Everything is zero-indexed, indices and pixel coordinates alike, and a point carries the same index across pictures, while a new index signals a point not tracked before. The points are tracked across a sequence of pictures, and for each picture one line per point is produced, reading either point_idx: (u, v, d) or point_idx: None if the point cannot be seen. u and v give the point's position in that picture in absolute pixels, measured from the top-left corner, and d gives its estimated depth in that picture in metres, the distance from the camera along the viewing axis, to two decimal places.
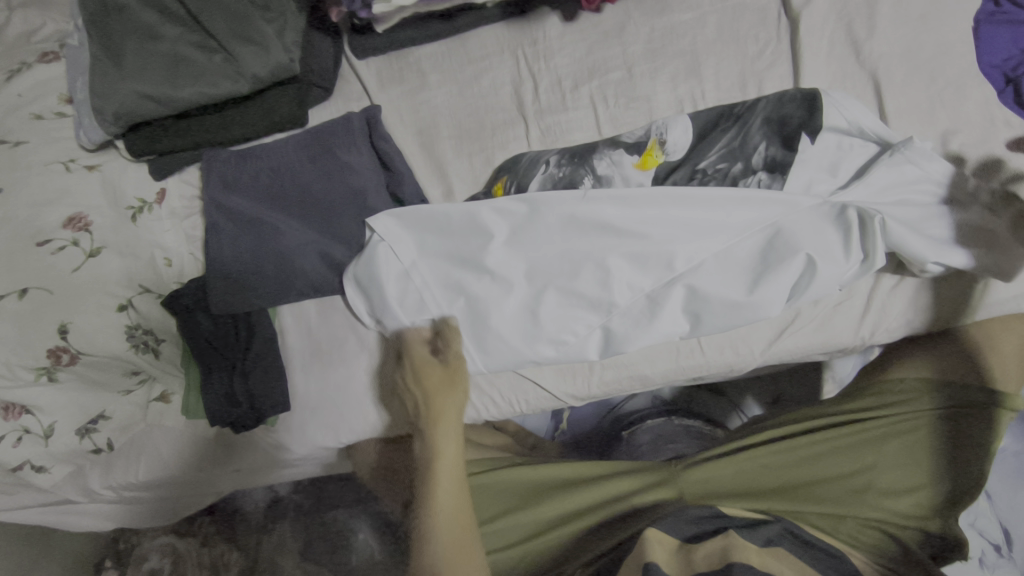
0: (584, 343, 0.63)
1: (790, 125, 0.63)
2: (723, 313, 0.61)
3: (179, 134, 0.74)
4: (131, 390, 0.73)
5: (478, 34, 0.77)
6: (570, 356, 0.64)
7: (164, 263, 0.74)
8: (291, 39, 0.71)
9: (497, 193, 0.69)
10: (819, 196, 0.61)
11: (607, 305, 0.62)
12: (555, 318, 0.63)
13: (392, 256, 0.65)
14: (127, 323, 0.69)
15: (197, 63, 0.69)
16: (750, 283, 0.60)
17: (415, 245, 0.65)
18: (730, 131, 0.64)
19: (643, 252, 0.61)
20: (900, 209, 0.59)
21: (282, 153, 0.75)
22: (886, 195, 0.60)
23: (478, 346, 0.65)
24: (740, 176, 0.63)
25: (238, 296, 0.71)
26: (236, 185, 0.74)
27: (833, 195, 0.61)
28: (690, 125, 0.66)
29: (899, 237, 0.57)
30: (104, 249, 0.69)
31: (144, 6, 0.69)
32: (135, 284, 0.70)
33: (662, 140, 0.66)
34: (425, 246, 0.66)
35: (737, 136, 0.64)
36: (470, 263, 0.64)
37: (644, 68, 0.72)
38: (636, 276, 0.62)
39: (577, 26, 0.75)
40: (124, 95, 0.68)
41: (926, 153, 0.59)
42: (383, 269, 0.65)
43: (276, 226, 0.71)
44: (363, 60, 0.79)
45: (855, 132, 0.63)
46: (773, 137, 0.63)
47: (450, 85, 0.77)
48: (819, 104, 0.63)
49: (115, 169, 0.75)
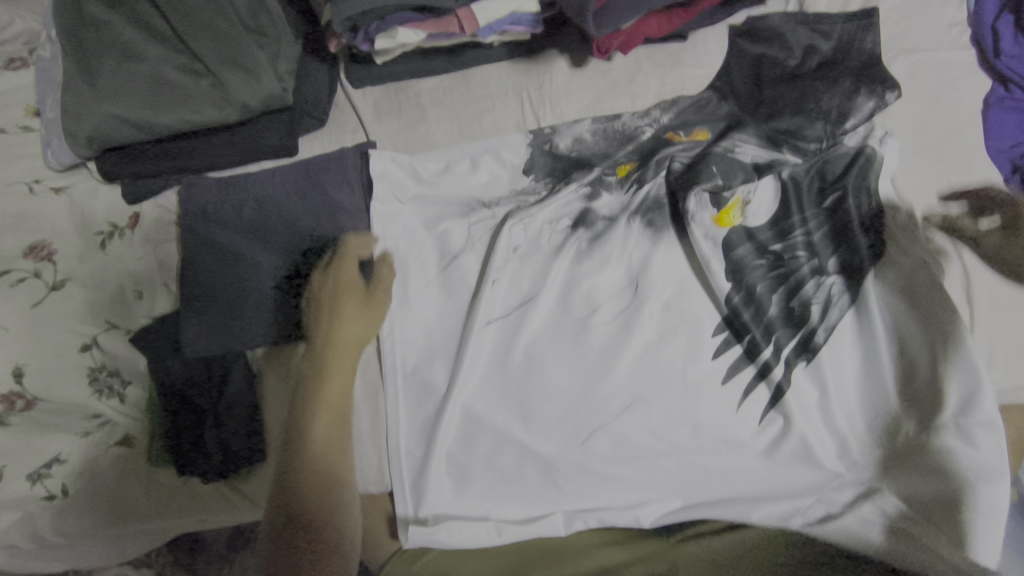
0: (525, 458, 0.63)
1: (801, 306, 0.62)
2: (565, 430, 0.63)
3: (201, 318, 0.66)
4: (90, 432, 0.67)
5: (484, 71, 0.75)
6: (523, 457, 0.63)
7: (135, 295, 0.69)
8: (285, 68, 0.68)
9: (516, 262, 0.67)
10: (505, 390, 0.65)
11: (533, 406, 0.64)
12: (490, 457, 0.64)
13: (509, 424, 0.64)
14: (91, 364, 0.65)
15: (183, 88, 0.64)
16: (595, 393, 0.63)
17: (514, 442, 0.63)
18: (779, 287, 0.63)
19: (576, 430, 0.63)
20: (635, 401, 0.62)
21: (269, 185, 0.70)
22: (657, 313, 0.64)
23: (498, 435, 0.64)
24: (806, 278, 0.63)
25: (213, 339, 0.66)
26: (216, 215, 0.68)
27: (517, 445, 0.63)
28: (776, 189, 0.65)
29: (595, 417, 0.63)
30: (68, 282, 0.66)
31: (128, 24, 0.63)
32: (100, 320, 0.66)
33: (746, 200, 0.65)
34: (505, 384, 0.65)
35: (782, 278, 0.63)
36: (570, 405, 0.63)
37: (665, 238, 0.65)
38: (543, 386, 0.64)
39: (586, 71, 0.74)
40: (99, 118, 0.62)
41: (837, 296, 0.62)
42: (487, 404, 0.65)
43: (256, 262, 0.67)
44: (358, 88, 0.76)
45: (751, 188, 0.65)
46: (781, 293, 0.63)
47: (450, 121, 0.74)
48: (792, 315, 0.62)
49: (85, 191, 0.71)
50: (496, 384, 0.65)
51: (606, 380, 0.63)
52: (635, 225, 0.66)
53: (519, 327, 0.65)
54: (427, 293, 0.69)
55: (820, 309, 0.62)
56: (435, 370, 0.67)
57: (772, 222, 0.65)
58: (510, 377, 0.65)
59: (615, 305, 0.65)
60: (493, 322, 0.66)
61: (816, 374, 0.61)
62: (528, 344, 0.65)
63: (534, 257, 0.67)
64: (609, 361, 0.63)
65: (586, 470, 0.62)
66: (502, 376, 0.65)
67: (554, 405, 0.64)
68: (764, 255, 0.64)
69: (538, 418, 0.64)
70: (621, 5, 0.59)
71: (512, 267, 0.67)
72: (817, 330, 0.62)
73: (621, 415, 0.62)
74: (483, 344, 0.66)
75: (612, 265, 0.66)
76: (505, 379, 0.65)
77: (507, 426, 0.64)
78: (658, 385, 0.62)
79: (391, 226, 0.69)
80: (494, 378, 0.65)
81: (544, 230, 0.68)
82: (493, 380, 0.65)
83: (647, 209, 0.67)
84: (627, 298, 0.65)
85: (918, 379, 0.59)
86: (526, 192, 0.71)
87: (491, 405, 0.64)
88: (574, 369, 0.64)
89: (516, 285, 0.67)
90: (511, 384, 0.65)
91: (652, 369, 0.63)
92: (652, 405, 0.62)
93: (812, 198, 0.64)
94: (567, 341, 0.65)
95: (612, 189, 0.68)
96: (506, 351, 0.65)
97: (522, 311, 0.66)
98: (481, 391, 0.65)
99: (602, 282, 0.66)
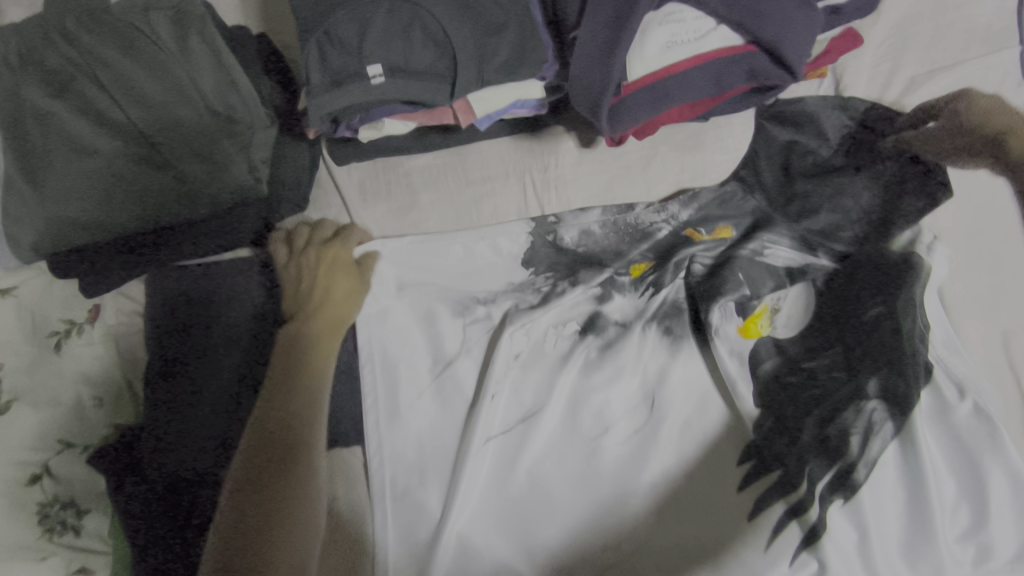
0: None
1: (845, 434, 0.55)
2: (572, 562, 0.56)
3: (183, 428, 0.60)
4: (47, 557, 0.59)
5: (482, 148, 0.67)
6: None
7: (93, 403, 0.63)
8: (259, 155, 0.60)
9: (519, 365, 0.62)
10: (506, 511, 0.58)
11: (537, 532, 0.57)
12: None
13: (510, 553, 0.57)
14: (42, 497, 0.60)
15: (141, 185, 0.57)
16: (605, 516, 0.57)
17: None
18: (814, 410, 0.56)
19: (585, 561, 0.56)
20: (649, 527, 0.57)
21: (238, 279, 0.64)
22: (669, 429, 0.59)
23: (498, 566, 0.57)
24: (845, 403, 0.55)
25: (172, 456, 0.59)
26: (180, 312, 0.63)
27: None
28: (809, 300, 0.60)
29: (606, 549, 0.56)
30: (17, 400, 0.61)
31: (76, 114, 0.55)
32: (51, 442, 0.61)
33: (775, 309, 0.60)
34: (506, 505, 0.59)
35: (816, 399, 0.57)
36: (579, 531, 0.57)
37: (682, 348, 0.61)
38: (549, 508, 0.58)
39: (596, 152, 0.67)
40: (45, 222, 0.55)
41: (883, 422, 0.54)
42: (486, 529, 0.58)
43: (225, 367, 0.62)
44: (343, 166, 0.68)
45: (780, 295, 0.61)
46: (817, 419, 0.56)
47: (444, 207, 0.68)
48: (830, 443, 0.55)
49: (35, 288, 0.64)
50: (496, 504, 0.59)
51: (617, 503, 0.57)
52: (651, 333, 0.62)
53: (523, 447, 0.59)
54: (420, 407, 0.62)
55: (860, 441, 0.54)
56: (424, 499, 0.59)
57: (801, 336, 0.60)
58: (511, 497, 0.59)
59: (624, 416, 0.60)
60: (493, 439, 0.60)
61: (855, 515, 0.53)
62: (532, 459, 0.59)
63: (537, 365, 0.62)
64: (619, 480, 0.58)
65: None
66: (502, 495, 0.59)
67: (561, 530, 0.57)
68: (795, 373, 0.58)
69: (542, 546, 0.57)
70: (639, 103, 0.52)
71: (512, 376, 0.61)
72: (857, 465, 0.54)
73: (635, 543, 0.56)
74: (482, 460, 0.59)
75: (626, 376, 0.61)
76: (506, 499, 0.59)
77: (509, 557, 0.57)
78: (672, 506, 0.57)
79: (384, 328, 0.63)
80: (494, 499, 0.59)
81: (552, 334, 0.62)
82: (492, 500, 0.59)
83: (664, 315, 0.62)
84: (642, 416, 0.60)
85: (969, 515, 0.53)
86: (524, 287, 0.64)
87: (490, 529, 0.58)
88: (582, 487, 0.58)
89: (519, 398, 0.61)
90: (512, 505, 0.59)
91: (663, 487, 0.58)
92: (666, 533, 0.56)
93: (846, 310, 0.59)
94: (574, 453, 0.59)
95: (625, 292, 0.63)
96: (507, 467, 0.59)
97: (525, 418, 0.60)
98: (480, 514, 0.58)
99: (616, 397, 0.60)
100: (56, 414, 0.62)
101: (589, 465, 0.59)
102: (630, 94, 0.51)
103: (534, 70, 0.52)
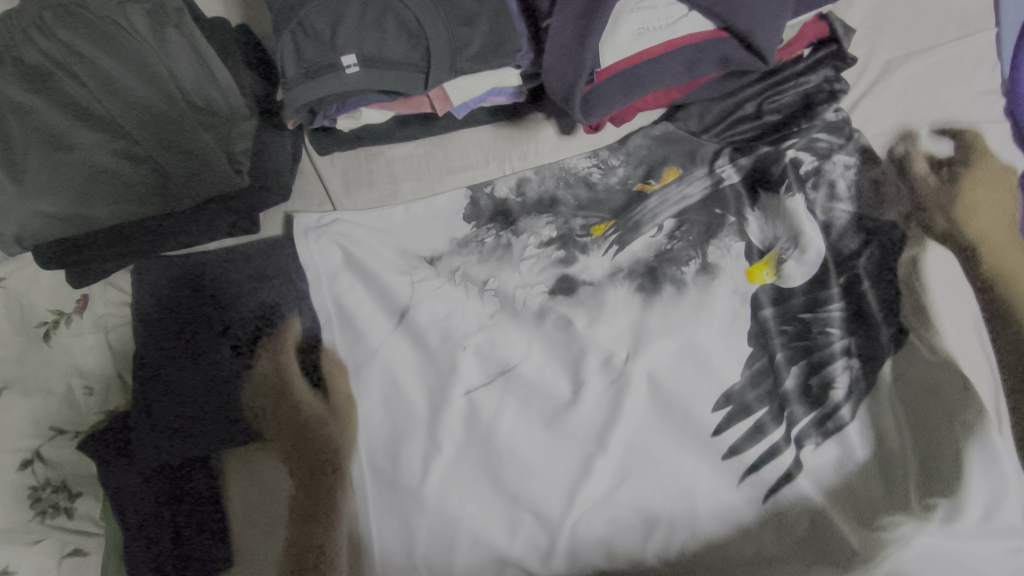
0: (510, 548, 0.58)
1: (816, 388, 0.57)
2: (550, 516, 0.58)
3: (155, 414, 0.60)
4: (41, 541, 0.61)
5: (462, 136, 0.69)
6: (505, 547, 0.58)
7: (84, 391, 0.64)
8: (239, 147, 0.61)
9: (496, 325, 0.63)
10: (485, 467, 0.59)
11: (516, 489, 0.58)
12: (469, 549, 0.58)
13: (489, 507, 0.59)
14: (33, 480, 0.62)
15: (122, 178, 0.58)
16: (583, 471, 0.58)
17: (496, 528, 0.58)
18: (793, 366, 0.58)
19: (564, 516, 0.57)
20: (627, 484, 0.57)
21: (222, 268, 0.65)
22: (644, 389, 0.59)
23: (478, 521, 0.58)
24: (818, 360, 0.58)
25: (162, 442, 0.60)
26: (169, 303, 0.63)
27: (501, 534, 0.58)
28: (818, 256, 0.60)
29: (586, 502, 0.57)
30: (7, 386, 0.63)
31: (55, 108, 0.56)
32: (43, 428, 0.63)
33: (781, 261, 0.60)
34: (486, 461, 0.60)
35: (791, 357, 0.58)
36: (558, 485, 0.58)
37: (660, 302, 0.61)
38: (527, 463, 0.59)
39: (576, 137, 0.69)
40: (26, 216, 0.56)
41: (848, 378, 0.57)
42: (466, 484, 0.59)
43: (215, 353, 0.62)
44: (326, 154, 0.68)
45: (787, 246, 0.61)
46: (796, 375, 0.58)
47: (426, 195, 0.68)
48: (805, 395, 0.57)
49: (24, 279, 0.65)
50: (476, 461, 0.60)
51: (596, 461, 0.58)
52: (623, 288, 0.62)
53: (500, 401, 0.61)
54: (403, 363, 0.63)
55: (839, 393, 0.56)
56: (406, 452, 0.61)
57: (776, 300, 0.60)
58: (490, 454, 0.60)
59: (599, 378, 0.60)
60: (473, 392, 0.61)
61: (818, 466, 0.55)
62: (509, 416, 0.60)
63: (515, 320, 0.63)
64: (597, 436, 0.58)
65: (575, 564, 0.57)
66: (483, 451, 0.60)
67: (538, 485, 0.58)
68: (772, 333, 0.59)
69: (521, 503, 0.58)
70: (612, 91, 0.52)
71: (490, 332, 0.63)
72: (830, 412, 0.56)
73: (612, 500, 0.57)
74: (460, 417, 0.61)
75: (596, 344, 0.61)
76: (485, 455, 0.60)
77: (490, 511, 0.58)
78: (651, 464, 0.57)
79: (371, 293, 0.65)
80: (473, 456, 0.60)
81: (521, 293, 0.63)
82: (472, 457, 0.60)
83: (637, 272, 0.62)
84: (615, 371, 0.60)
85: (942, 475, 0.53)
86: (470, 242, 0.66)
87: (472, 484, 0.59)
88: (560, 443, 0.59)
89: (494, 351, 0.62)
90: (490, 462, 0.59)
91: (640, 443, 0.58)
92: (647, 493, 0.57)
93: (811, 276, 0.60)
94: (551, 410, 0.60)
95: (587, 251, 0.64)
96: (486, 424, 0.60)
97: (505, 375, 0.61)
98: (462, 471, 0.60)
99: (588, 354, 0.61)
100: (48, 402, 0.63)
101: (566, 421, 0.59)
102: (604, 80, 0.52)
103: (509, 60, 0.53)
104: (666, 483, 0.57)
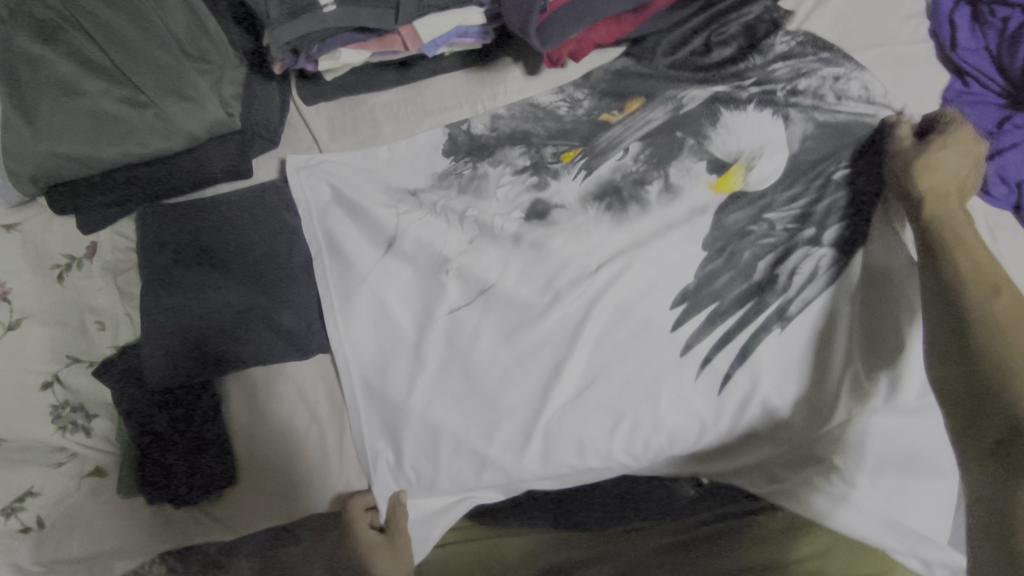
0: (491, 449, 0.63)
1: (762, 276, 0.64)
2: (527, 418, 0.63)
3: (156, 338, 0.64)
4: (61, 461, 0.66)
5: (438, 82, 0.75)
6: (486, 448, 0.63)
7: (96, 326, 0.70)
8: (229, 93, 0.68)
9: (475, 251, 0.67)
10: (468, 378, 0.64)
11: (496, 395, 0.63)
12: (453, 451, 0.64)
13: (471, 414, 0.64)
14: (54, 401, 0.67)
15: (126, 120, 0.63)
16: (556, 376, 0.63)
17: (478, 432, 0.63)
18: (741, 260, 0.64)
19: (540, 418, 0.62)
20: (597, 386, 0.62)
21: (221, 209, 0.69)
22: (612, 299, 0.64)
23: (462, 426, 0.63)
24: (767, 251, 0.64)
25: (167, 368, 0.64)
26: (168, 241, 0.67)
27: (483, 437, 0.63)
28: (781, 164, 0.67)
29: (559, 403, 0.62)
30: (26, 320, 0.69)
31: (63, 58, 0.62)
32: (61, 356, 0.68)
33: (747, 169, 0.67)
34: (467, 372, 0.64)
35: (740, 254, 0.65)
36: (535, 391, 0.63)
37: (624, 222, 0.66)
38: (506, 372, 0.64)
39: (541, 79, 0.75)
40: (41, 157, 0.61)
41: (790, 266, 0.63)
42: (450, 394, 0.64)
43: (216, 283, 0.66)
44: (312, 105, 0.75)
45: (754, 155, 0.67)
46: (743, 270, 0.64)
47: (406, 137, 0.74)
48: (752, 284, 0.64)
49: (38, 225, 0.71)
50: (459, 373, 0.64)
51: (569, 366, 0.63)
52: (590, 211, 0.67)
53: (480, 318, 0.65)
54: (390, 287, 0.68)
55: (785, 278, 0.63)
56: (393, 368, 0.66)
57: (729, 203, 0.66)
58: (472, 366, 0.64)
59: (571, 292, 0.64)
60: (455, 311, 0.66)
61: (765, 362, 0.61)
62: (489, 331, 0.65)
63: (492, 243, 0.67)
64: (570, 344, 0.63)
65: (550, 459, 0.63)
66: (465, 363, 0.64)
67: (517, 392, 0.63)
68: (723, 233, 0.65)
69: (501, 409, 0.63)
70: (565, 20, 0.58)
71: (470, 256, 0.67)
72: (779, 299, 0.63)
73: (583, 403, 0.62)
74: (445, 333, 0.65)
75: (569, 263, 0.65)
76: (466, 368, 0.64)
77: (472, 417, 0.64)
78: (620, 366, 0.62)
79: (358, 227, 0.70)
80: (456, 370, 0.65)
81: (496, 218, 0.68)
82: (455, 369, 0.65)
83: (602, 196, 0.67)
84: (583, 285, 0.64)
85: (880, 354, 0.60)
86: (448, 175, 0.71)
87: (459, 393, 0.64)
88: (536, 353, 0.64)
89: (473, 272, 0.66)
90: (471, 373, 0.64)
91: (609, 348, 0.63)
92: (615, 394, 0.62)
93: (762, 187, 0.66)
94: (529, 324, 0.65)
95: (559, 175, 0.69)
96: (467, 339, 0.65)
97: (484, 294, 0.66)
98: (446, 382, 0.65)
99: (559, 269, 0.65)
100: (64, 335, 0.69)
101: (541, 332, 0.64)
102: (556, 10, 0.58)
103: None
104: (633, 383, 0.62)
